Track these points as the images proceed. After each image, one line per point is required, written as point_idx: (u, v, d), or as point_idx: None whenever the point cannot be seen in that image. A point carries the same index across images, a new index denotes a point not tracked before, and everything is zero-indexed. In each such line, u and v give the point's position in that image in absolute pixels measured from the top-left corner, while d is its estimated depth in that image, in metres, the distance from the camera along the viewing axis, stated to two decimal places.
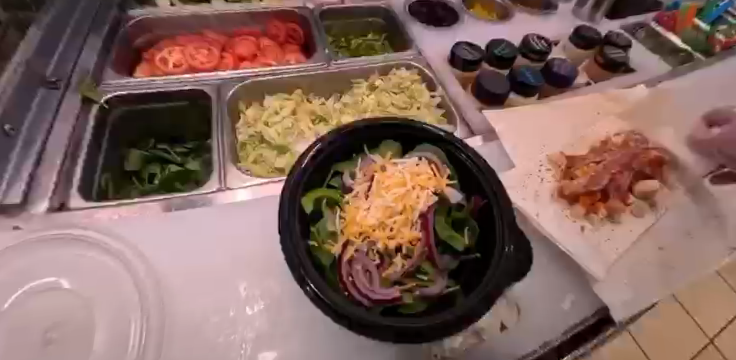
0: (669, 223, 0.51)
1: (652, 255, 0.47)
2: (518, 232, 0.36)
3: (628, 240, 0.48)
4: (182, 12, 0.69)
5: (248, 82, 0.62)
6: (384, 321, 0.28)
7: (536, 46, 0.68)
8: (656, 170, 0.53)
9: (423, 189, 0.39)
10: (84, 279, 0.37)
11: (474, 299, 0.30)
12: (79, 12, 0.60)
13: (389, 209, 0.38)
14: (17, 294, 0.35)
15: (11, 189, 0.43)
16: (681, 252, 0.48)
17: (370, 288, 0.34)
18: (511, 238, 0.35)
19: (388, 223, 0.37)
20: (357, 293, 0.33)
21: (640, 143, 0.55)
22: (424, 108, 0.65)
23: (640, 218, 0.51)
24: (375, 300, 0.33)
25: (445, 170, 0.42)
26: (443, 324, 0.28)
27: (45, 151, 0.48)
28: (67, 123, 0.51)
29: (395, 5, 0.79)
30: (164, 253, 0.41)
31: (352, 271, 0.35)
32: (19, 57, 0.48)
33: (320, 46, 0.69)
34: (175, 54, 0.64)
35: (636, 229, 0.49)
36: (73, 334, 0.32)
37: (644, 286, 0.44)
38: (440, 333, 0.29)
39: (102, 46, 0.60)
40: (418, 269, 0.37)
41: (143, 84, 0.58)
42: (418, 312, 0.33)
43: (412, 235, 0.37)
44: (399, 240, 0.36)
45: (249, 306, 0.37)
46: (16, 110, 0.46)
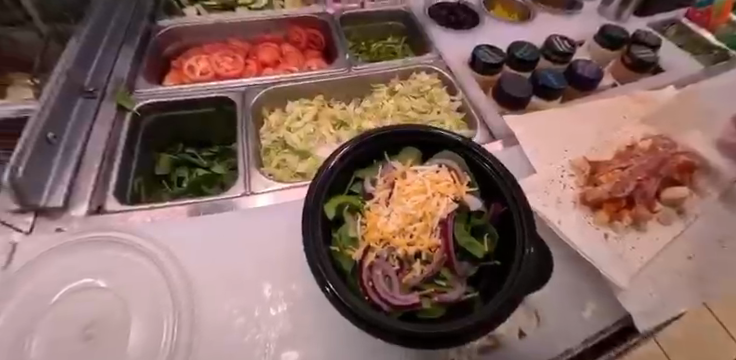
0: (699, 231, 0.49)
1: (679, 264, 0.46)
2: (538, 240, 0.36)
3: (654, 248, 0.47)
4: (208, 20, 0.72)
5: (271, 88, 0.64)
6: (404, 326, 0.29)
7: (559, 47, 0.67)
8: (685, 175, 0.52)
9: (443, 197, 0.40)
10: (120, 278, 0.39)
11: (495, 305, 0.31)
12: (113, 24, 0.63)
13: (410, 216, 0.38)
14: (60, 293, 0.37)
15: (54, 193, 0.46)
16: (713, 261, 0.47)
17: (390, 293, 0.34)
18: (531, 245, 0.35)
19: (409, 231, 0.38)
20: (380, 299, 0.34)
21: (669, 148, 0.53)
22: (445, 112, 0.64)
23: (668, 225, 0.49)
24: (394, 305, 0.33)
25: (464, 177, 0.42)
26: (463, 330, 0.29)
27: (84, 157, 0.51)
28: (103, 130, 0.54)
29: (415, 8, 0.79)
30: (193, 254, 0.43)
31: (372, 276, 0.35)
32: (60, 67, 0.52)
33: (340, 51, 0.71)
34: (202, 62, 0.66)
35: (663, 237, 0.48)
36: (112, 329, 0.35)
37: (671, 296, 0.43)
38: (460, 339, 0.29)
39: (135, 56, 0.63)
40: (437, 275, 0.37)
41: (173, 93, 0.61)
42: (438, 317, 0.34)
43: (431, 242, 0.37)
44: (419, 246, 0.37)
45: (272, 306, 0.39)
46: (59, 119, 0.50)
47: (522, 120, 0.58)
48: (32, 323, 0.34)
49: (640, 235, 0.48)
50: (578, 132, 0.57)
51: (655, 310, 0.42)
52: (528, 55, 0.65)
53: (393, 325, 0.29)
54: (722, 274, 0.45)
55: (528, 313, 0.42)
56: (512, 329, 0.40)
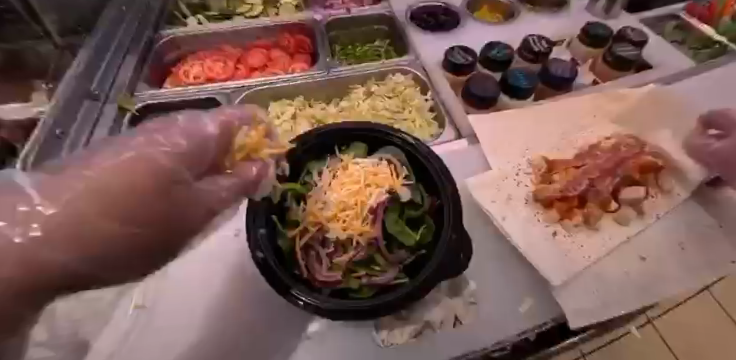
0: (659, 232, 0.48)
1: (632, 265, 0.45)
2: (462, 228, 0.39)
3: (604, 248, 0.46)
4: (205, 29, 0.79)
5: (254, 90, 0.69)
6: (330, 303, 0.34)
7: (535, 47, 0.67)
8: (645, 175, 0.51)
9: (377, 188, 0.44)
10: None
11: (408, 287, 0.35)
12: (120, 34, 0.72)
13: (343, 204, 0.43)
14: None
15: None
16: (666, 263, 0.46)
17: (319, 271, 0.40)
18: (452, 233, 0.39)
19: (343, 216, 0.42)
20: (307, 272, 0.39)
21: (632, 147, 0.52)
22: (416, 111, 0.67)
23: (624, 226, 0.48)
24: (323, 281, 0.39)
25: (402, 170, 0.45)
26: (372, 305, 0.34)
27: (87, 152, 0.59)
28: (104, 128, 0.62)
29: (398, 11, 0.81)
30: None
31: (307, 255, 0.41)
32: (69, 75, 0.61)
33: (322, 55, 0.75)
34: (197, 68, 0.73)
35: (616, 237, 0.47)
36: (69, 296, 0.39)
37: (613, 297, 0.43)
38: (372, 311, 0.34)
39: (137, 63, 0.71)
40: (368, 258, 0.41)
41: (169, 95, 0.68)
42: (365, 294, 0.38)
43: (362, 228, 0.41)
44: (351, 232, 0.41)
45: (215, 279, 0.42)
46: (66, 118, 0.58)
47: (487, 118, 0.59)
48: None
49: (590, 234, 0.48)
50: (540, 131, 0.58)
51: (592, 309, 0.42)
52: (502, 55, 0.66)
53: (324, 305, 0.34)
54: (672, 276, 0.45)
55: (464, 304, 0.43)
56: (446, 320, 0.42)
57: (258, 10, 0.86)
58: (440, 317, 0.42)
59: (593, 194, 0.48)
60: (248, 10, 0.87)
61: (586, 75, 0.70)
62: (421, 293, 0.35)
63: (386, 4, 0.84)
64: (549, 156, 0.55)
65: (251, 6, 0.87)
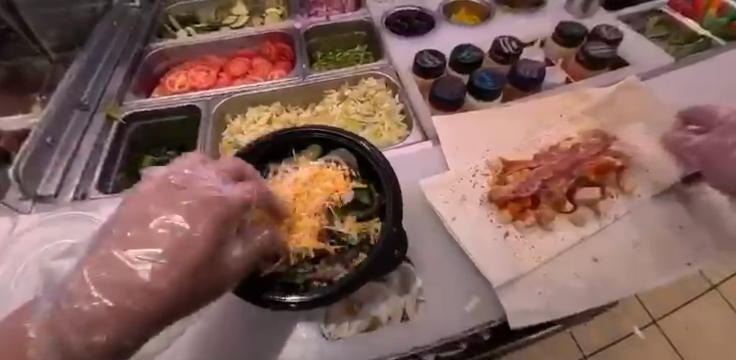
0: (616, 232, 0.48)
1: (583, 266, 0.45)
2: (401, 224, 0.41)
3: (556, 248, 0.46)
4: (191, 41, 0.83)
5: (232, 97, 0.73)
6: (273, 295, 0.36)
7: (505, 48, 0.67)
8: (605, 175, 0.51)
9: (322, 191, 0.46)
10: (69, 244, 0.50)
11: (346, 278, 0.36)
12: (111, 49, 0.77)
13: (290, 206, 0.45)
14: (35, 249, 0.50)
15: (50, 185, 0.59)
16: (620, 264, 0.45)
17: None
18: (392, 228, 0.40)
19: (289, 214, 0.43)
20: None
21: (590, 149, 0.52)
22: (386, 114, 0.69)
23: (579, 227, 0.48)
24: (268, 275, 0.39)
25: (348, 173, 0.48)
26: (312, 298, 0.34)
27: (75, 158, 0.64)
28: (93, 136, 0.67)
29: (376, 17, 0.83)
30: None
31: None
32: (61, 88, 0.66)
33: (299, 62, 0.77)
34: (181, 78, 0.78)
35: (569, 238, 0.47)
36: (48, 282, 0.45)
37: (560, 299, 0.43)
38: (310, 304, 0.35)
39: (127, 74, 0.76)
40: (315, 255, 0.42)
41: (153, 103, 0.72)
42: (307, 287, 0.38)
43: (308, 228, 0.43)
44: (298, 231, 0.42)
45: None
46: (57, 127, 0.63)
47: (450, 120, 0.59)
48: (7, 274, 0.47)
49: (543, 234, 0.47)
50: (503, 132, 0.58)
51: (536, 308, 0.42)
52: (469, 58, 0.66)
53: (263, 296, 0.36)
54: (622, 277, 0.44)
55: (411, 300, 0.44)
56: (393, 316, 0.43)
57: (243, 20, 0.90)
58: (385, 314, 0.43)
59: (546, 194, 0.49)
60: (234, 20, 0.91)
61: (559, 75, 0.69)
62: (358, 283, 0.37)
63: (365, 11, 0.85)
64: (509, 157, 0.55)
65: (237, 17, 0.91)
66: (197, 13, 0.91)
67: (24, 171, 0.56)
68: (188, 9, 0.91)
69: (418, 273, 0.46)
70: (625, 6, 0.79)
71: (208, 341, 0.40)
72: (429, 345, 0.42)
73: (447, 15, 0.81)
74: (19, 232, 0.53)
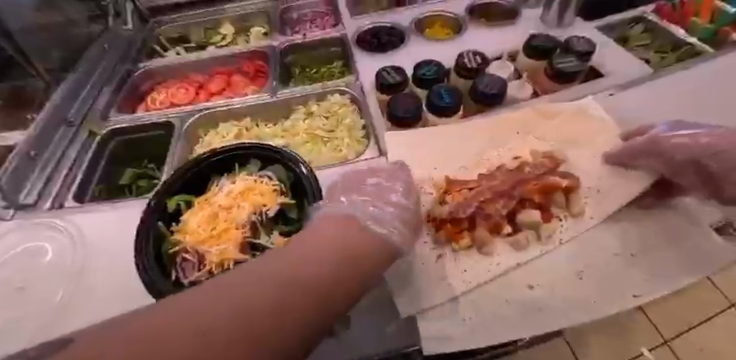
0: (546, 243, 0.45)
1: (515, 292, 0.42)
2: None
3: (487, 274, 0.43)
4: (177, 60, 0.88)
5: (206, 112, 0.76)
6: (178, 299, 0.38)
7: (468, 63, 0.66)
8: (552, 194, 0.48)
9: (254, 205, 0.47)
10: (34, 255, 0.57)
11: None
12: (100, 70, 0.83)
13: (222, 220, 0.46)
14: (11, 253, 0.57)
15: (30, 195, 0.64)
16: (560, 292, 0.42)
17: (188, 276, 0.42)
18: None
19: (218, 227, 0.46)
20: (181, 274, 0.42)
21: (537, 168, 0.49)
22: (347, 130, 0.69)
23: (518, 252, 0.45)
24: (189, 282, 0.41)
25: (281, 189, 0.48)
26: None
27: (56, 170, 0.68)
28: (75, 149, 0.72)
29: (349, 33, 0.84)
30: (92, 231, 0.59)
31: (183, 265, 0.44)
32: (48, 106, 0.72)
33: (272, 79, 0.80)
34: (163, 95, 0.82)
35: (505, 263, 0.44)
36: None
37: (492, 325, 0.40)
38: None
39: (112, 93, 0.81)
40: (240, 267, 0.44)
41: (132, 119, 0.76)
42: None
43: (233, 241, 0.44)
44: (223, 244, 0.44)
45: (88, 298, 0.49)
46: (41, 142, 0.69)
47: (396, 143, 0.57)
48: None
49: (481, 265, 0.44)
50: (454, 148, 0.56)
51: (458, 336, 0.39)
52: (429, 73, 0.66)
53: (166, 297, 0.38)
54: (562, 304, 0.41)
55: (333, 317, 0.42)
56: None
57: (229, 39, 0.94)
58: None
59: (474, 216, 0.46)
60: (221, 40, 0.95)
61: (527, 88, 0.66)
62: None
63: (341, 27, 0.87)
64: (455, 176, 0.53)
65: (224, 36, 0.95)
66: (188, 33, 0.97)
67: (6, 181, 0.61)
68: (178, 30, 0.97)
69: None
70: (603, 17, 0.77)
71: None
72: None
73: (419, 29, 0.80)
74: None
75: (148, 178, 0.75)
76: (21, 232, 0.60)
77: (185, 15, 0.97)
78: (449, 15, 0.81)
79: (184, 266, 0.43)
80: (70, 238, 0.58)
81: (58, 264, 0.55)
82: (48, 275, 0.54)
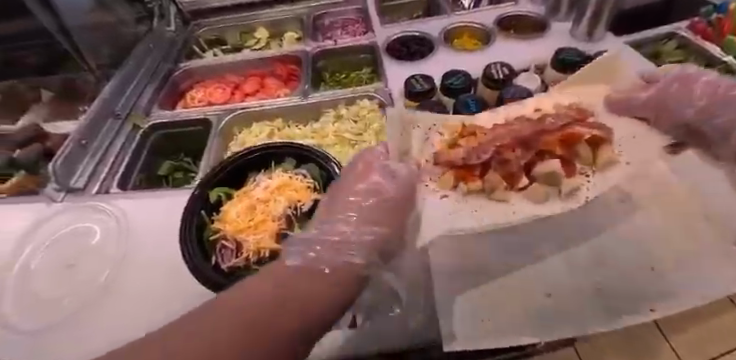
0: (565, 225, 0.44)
1: (529, 281, 0.41)
2: None
3: (495, 218, 0.44)
4: (215, 62, 0.93)
5: (245, 111, 0.80)
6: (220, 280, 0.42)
7: (495, 74, 0.68)
8: (575, 146, 0.46)
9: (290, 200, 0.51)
10: (82, 236, 0.62)
11: None
12: (145, 69, 0.89)
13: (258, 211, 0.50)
14: (63, 233, 0.62)
15: (81, 180, 0.70)
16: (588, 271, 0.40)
17: (228, 261, 0.46)
18: None
19: (254, 219, 0.49)
20: (220, 259, 0.46)
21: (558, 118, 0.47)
22: (375, 134, 0.72)
23: (533, 203, 0.44)
24: (228, 268, 0.45)
25: (313, 186, 0.52)
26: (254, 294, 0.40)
27: (104, 159, 0.74)
28: (121, 140, 0.77)
29: (379, 41, 0.87)
30: (137, 218, 0.62)
31: (222, 250, 0.47)
32: (99, 100, 0.78)
33: (304, 82, 0.84)
34: (201, 93, 0.87)
35: (519, 211, 0.44)
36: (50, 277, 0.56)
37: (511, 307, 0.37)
38: None
39: (155, 90, 0.87)
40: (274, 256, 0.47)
41: (174, 115, 0.82)
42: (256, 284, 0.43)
43: (269, 232, 0.48)
44: (259, 234, 0.48)
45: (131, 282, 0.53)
46: (91, 132, 0.75)
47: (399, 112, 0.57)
48: (38, 255, 0.59)
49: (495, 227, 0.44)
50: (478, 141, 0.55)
51: (481, 330, 0.38)
52: (457, 83, 0.68)
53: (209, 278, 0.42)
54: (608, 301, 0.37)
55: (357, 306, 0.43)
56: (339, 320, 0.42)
57: (263, 43, 0.99)
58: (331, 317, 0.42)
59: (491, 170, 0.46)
60: (255, 43, 1.00)
61: None
62: None
63: (370, 35, 0.90)
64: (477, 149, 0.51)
65: (258, 39, 1.00)
66: (223, 36, 1.02)
67: (59, 166, 0.68)
68: (215, 33, 1.01)
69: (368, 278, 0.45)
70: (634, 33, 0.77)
71: None
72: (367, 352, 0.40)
73: (447, 40, 0.82)
74: (50, 216, 0.65)
75: (185, 171, 0.80)
76: (71, 214, 0.65)
77: (222, 19, 1.02)
78: (476, 26, 0.83)
79: (222, 252, 0.47)
80: (115, 223, 0.62)
81: (105, 246, 0.59)
82: (96, 256, 0.58)
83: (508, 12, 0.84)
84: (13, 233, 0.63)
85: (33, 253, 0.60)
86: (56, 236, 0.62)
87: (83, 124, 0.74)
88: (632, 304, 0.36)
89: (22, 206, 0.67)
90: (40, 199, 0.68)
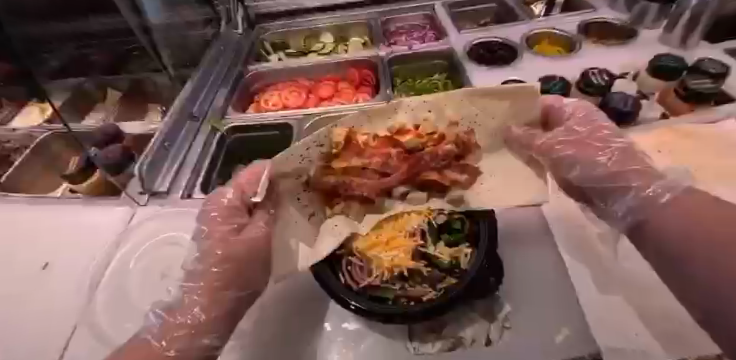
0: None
1: (646, 307, 0.42)
2: (497, 259, 0.42)
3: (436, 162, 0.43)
4: (286, 66, 0.93)
5: (321, 116, 0.77)
6: (354, 302, 0.38)
7: (595, 80, 0.68)
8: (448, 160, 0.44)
9: (419, 216, 0.45)
10: (168, 244, 0.57)
11: (429, 306, 0.36)
12: (215, 75, 0.89)
13: (385, 227, 0.45)
14: (149, 242, 0.57)
15: (164, 182, 0.67)
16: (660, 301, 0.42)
17: (361, 279, 0.41)
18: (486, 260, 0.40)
19: (380, 235, 0.45)
20: (352, 279, 0.41)
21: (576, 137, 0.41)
22: None
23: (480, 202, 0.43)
24: (362, 287, 0.40)
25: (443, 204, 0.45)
26: (408, 313, 0.36)
27: (185, 161, 0.71)
28: (200, 143, 0.75)
29: (458, 47, 0.87)
30: None
31: (351, 266, 0.43)
32: (179, 102, 0.78)
33: (384, 87, 0.83)
34: (275, 97, 0.87)
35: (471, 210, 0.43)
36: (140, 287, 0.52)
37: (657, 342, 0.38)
38: (404, 320, 0.36)
39: (229, 93, 0.87)
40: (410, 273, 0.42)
41: (251, 119, 0.80)
42: (399, 302, 0.39)
43: (404, 251, 0.43)
44: (393, 253, 0.43)
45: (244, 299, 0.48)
46: (173, 133, 0.73)
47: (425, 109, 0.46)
48: (125, 265, 0.55)
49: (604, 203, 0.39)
50: None
51: (633, 351, 0.37)
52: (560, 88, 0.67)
53: (346, 298, 0.38)
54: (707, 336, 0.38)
55: (495, 324, 0.41)
56: (476, 339, 0.40)
57: (330, 48, 0.99)
58: (471, 335, 0.40)
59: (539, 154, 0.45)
60: (321, 47, 1.00)
61: (655, 109, 0.66)
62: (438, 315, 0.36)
63: (446, 41, 0.90)
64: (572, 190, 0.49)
65: (324, 44, 1.00)
66: (289, 40, 1.03)
67: (146, 167, 0.65)
68: (281, 37, 1.03)
69: (505, 300, 0.43)
70: (716, 44, 0.78)
71: (298, 349, 0.41)
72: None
73: (529, 45, 0.85)
74: (138, 221, 0.61)
75: None
76: (159, 219, 0.61)
77: (288, 23, 1.04)
78: (559, 34, 0.86)
79: (348, 272, 0.42)
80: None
81: None
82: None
83: (588, 20, 0.89)
84: (109, 230, 0.61)
85: (128, 255, 0.56)
86: (143, 245, 0.57)
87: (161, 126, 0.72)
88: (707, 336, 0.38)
89: (106, 208, 0.65)
90: (124, 201, 0.65)
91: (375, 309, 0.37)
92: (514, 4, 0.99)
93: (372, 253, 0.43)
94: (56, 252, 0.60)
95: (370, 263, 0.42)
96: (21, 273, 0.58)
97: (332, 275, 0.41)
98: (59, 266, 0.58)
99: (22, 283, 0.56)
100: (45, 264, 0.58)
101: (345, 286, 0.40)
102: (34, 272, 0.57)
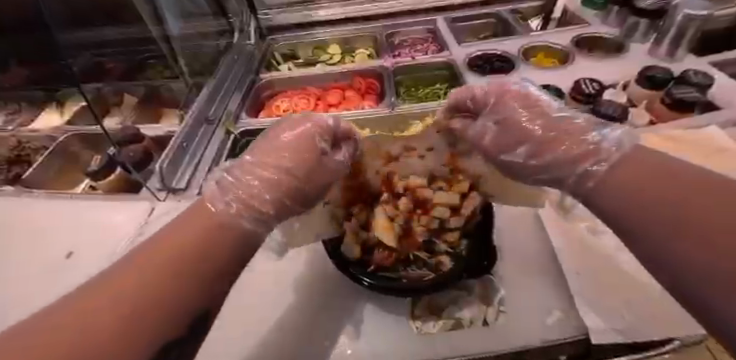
0: None
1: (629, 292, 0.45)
2: (492, 250, 0.47)
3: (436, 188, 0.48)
4: (296, 74, 0.99)
5: None
6: (367, 278, 0.45)
7: (586, 89, 0.73)
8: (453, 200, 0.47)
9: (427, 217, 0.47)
10: None
11: (425, 283, 0.43)
12: (230, 80, 0.95)
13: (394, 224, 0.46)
14: None
15: (181, 180, 0.71)
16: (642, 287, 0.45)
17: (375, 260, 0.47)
18: (488, 258, 0.46)
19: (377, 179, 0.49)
20: (365, 260, 0.47)
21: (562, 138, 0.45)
22: None
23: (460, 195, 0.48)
24: (375, 267, 0.46)
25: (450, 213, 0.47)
26: (406, 287, 0.43)
27: (201, 161, 0.76)
28: (215, 146, 0.80)
29: (458, 58, 0.93)
30: None
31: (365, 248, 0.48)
32: (197, 105, 0.84)
33: (388, 95, 0.88)
34: (285, 103, 0.92)
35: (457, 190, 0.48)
36: None
37: (639, 327, 0.41)
38: (404, 291, 0.43)
39: (240, 100, 0.93)
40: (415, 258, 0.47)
41: (264, 123, 0.85)
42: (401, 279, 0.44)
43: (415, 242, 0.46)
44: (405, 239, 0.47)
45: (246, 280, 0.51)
46: (192, 135, 0.78)
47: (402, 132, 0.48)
48: None
49: None
50: None
51: (612, 330, 0.41)
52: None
53: (360, 275, 0.45)
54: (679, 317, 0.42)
55: (491, 308, 0.44)
56: (474, 320, 0.44)
57: (337, 59, 1.05)
58: (469, 316, 0.44)
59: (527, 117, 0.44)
60: (329, 58, 1.06)
61: (641, 116, 0.72)
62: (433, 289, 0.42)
63: (447, 53, 0.96)
64: None
65: (331, 55, 1.06)
66: (298, 51, 1.09)
67: (166, 166, 0.70)
68: (291, 47, 1.09)
69: (501, 285, 0.47)
70: (700, 58, 0.84)
71: (305, 328, 0.45)
72: (494, 352, 0.40)
73: (525, 58, 0.91)
74: (156, 216, 0.65)
75: None
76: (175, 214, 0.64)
77: (298, 34, 1.09)
78: (555, 48, 0.91)
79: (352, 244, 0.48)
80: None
81: None
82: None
83: (581, 34, 0.94)
84: (128, 224, 0.65)
85: None
86: None
87: (180, 127, 0.77)
88: (674, 322, 0.41)
89: (128, 202, 0.69)
90: (144, 197, 0.70)
91: (379, 285, 0.44)
92: (512, 19, 1.05)
93: (394, 222, 0.47)
94: (79, 242, 0.63)
95: (394, 231, 0.46)
96: (46, 262, 0.61)
97: (347, 257, 0.47)
98: (83, 254, 0.61)
99: (48, 271, 0.60)
100: (68, 254, 0.62)
101: (360, 264, 0.46)
102: (58, 261, 0.61)
